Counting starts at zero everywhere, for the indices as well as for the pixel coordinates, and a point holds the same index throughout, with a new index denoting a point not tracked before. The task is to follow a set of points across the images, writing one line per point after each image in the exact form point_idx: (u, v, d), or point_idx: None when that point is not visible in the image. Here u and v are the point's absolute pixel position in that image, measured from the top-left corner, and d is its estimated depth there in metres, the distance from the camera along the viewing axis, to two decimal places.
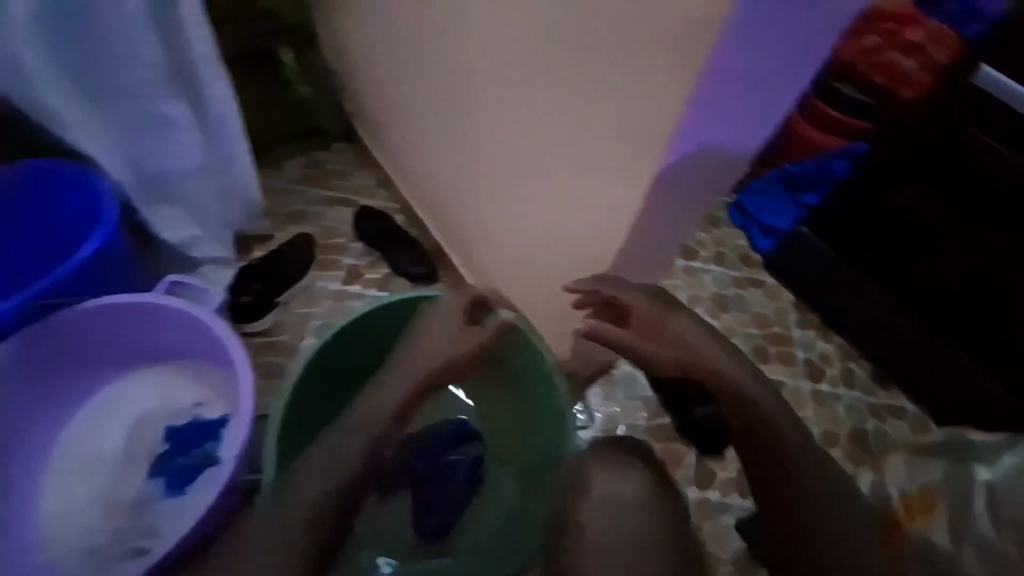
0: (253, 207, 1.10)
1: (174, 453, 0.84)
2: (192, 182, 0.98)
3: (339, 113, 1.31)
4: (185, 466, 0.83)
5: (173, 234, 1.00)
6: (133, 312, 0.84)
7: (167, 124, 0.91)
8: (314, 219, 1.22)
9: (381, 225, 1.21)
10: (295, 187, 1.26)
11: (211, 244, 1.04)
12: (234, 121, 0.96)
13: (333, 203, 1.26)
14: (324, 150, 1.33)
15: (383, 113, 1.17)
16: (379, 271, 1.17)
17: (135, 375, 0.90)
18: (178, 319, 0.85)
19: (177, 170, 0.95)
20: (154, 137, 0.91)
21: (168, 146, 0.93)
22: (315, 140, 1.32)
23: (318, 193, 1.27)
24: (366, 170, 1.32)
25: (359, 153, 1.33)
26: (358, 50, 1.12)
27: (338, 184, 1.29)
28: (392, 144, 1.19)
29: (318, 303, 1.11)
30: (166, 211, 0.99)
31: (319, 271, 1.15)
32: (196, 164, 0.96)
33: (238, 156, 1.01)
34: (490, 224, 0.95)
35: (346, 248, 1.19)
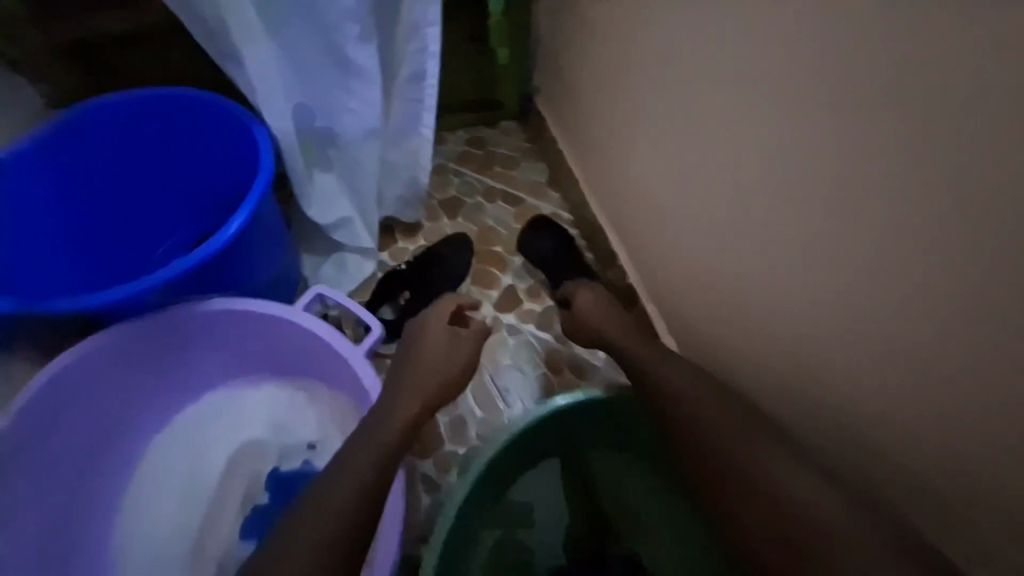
0: (415, 193, 0.87)
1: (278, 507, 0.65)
2: (358, 150, 0.76)
3: (522, 85, 1.03)
4: None
5: (322, 214, 0.78)
6: (266, 320, 0.66)
7: (351, 70, 0.69)
8: (470, 214, 0.96)
9: (553, 239, 0.91)
10: (453, 167, 1.01)
11: (360, 231, 0.83)
12: (432, 79, 0.76)
13: (494, 198, 0.99)
14: (494, 127, 1.06)
15: (591, 94, 0.84)
16: (543, 301, 0.89)
17: (245, 387, 0.73)
18: (318, 340, 0.65)
19: (347, 132, 0.74)
20: (331, 86, 0.70)
21: (345, 99, 0.71)
22: (488, 114, 1.05)
23: (479, 181, 1.00)
24: (539, 162, 1.03)
25: (535, 138, 1.05)
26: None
27: (503, 174, 1.01)
28: (592, 138, 0.87)
29: None
30: (320, 184, 0.78)
31: (472, 285, 0.90)
32: (374, 129, 0.74)
33: (417, 124, 0.80)
34: (753, 301, 0.62)
35: (505, 261, 0.92)
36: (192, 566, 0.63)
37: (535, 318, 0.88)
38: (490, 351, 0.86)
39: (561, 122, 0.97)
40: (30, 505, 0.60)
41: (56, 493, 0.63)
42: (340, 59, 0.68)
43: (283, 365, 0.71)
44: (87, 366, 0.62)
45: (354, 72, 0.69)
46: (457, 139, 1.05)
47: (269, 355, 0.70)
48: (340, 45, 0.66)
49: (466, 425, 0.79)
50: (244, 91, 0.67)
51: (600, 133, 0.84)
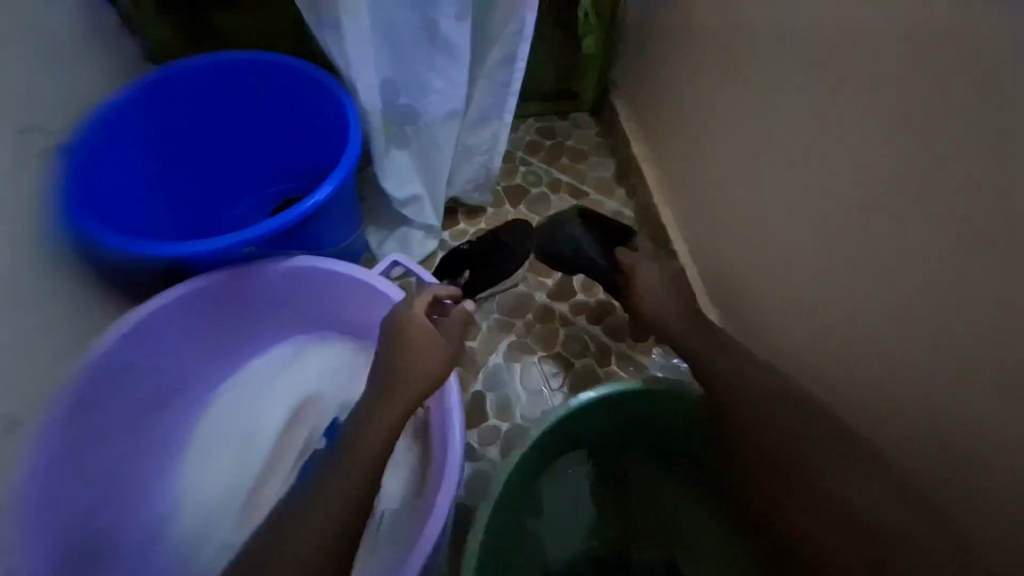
0: (484, 177, 0.87)
1: None
2: (437, 128, 0.76)
3: (602, 77, 1.00)
4: None
5: (395, 188, 0.80)
6: (333, 282, 0.68)
7: (441, 47, 0.70)
8: (535, 204, 0.95)
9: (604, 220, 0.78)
10: (522, 156, 1.00)
11: (427, 208, 0.84)
12: (521, 64, 0.75)
13: (559, 189, 0.97)
14: (567, 119, 1.05)
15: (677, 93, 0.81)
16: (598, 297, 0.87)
17: (305, 345, 0.76)
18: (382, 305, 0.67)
19: (429, 109, 0.74)
20: (420, 62, 0.71)
21: (432, 77, 0.72)
22: (562, 104, 1.04)
23: (546, 170, 0.99)
24: (609, 157, 1.01)
25: (609, 133, 1.02)
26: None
27: (571, 166, 0.99)
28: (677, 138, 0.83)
29: (521, 316, 0.85)
30: (396, 158, 0.79)
31: (531, 272, 0.89)
32: (456, 109, 0.75)
33: (497, 108, 0.79)
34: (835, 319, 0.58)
35: None
36: (245, 511, 0.66)
37: (591, 312, 0.85)
38: (545, 339, 0.83)
39: (637, 117, 0.93)
40: (109, 434, 0.64)
41: (131, 424, 0.66)
42: (435, 35, 0.68)
43: (346, 322, 0.73)
44: (172, 308, 0.65)
45: (446, 49, 0.69)
46: (527, 126, 1.04)
47: (334, 311, 0.72)
48: (436, 21, 0.67)
49: (512, 412, 0.78)
50: (339, 60, 0.68)
51: (680, 132, 0.79)
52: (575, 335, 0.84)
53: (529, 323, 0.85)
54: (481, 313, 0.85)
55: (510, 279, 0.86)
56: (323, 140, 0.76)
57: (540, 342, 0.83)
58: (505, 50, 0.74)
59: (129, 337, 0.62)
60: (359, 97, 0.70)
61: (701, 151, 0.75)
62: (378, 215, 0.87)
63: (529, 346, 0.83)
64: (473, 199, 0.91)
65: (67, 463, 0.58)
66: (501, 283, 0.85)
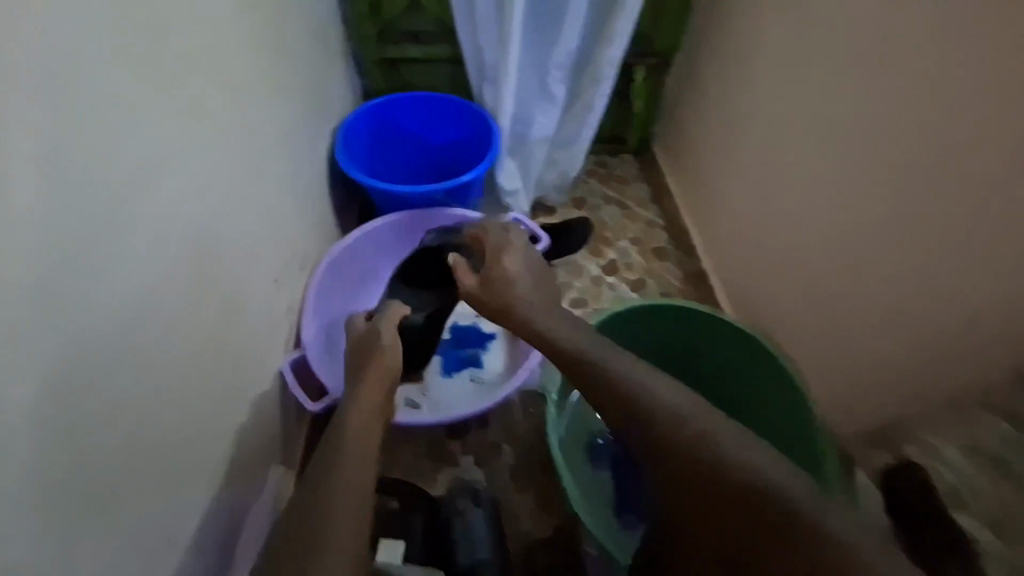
0: (562, 182, 1.29)
1: (455, 344, 1.02)
2: (537, 145, 1.19)
3: (645, 130, 1.44)
4: (462, 355, 1.01)
5: (505, 180, 1.20)
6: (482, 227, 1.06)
7: (550, 98, 1.13)
8: (592, 208, 1.36)
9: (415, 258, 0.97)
10: (583, 177, 1.41)
11: (522, 199, 1.24)
12: (596, 111, 1.17)
13: (609, 201, 1.37)
14: (616, 157, 1.49)
15: (706, 141, 1.20)
16: (635, 274, 1.26)
17: None
18: None
19: (535, 133, 1.17)
20: (536, 105, 1.15)
21: (541, 114, 1.15)
22: (614, 146, 1.45)
23: (598, 188, 1.40)
24: (646, 183, 1.42)
25: (646, 168, 1.45)
26: (716, 77, 1.14)
27: (619, 187, 1.40)
28: (702, 170, 1.22)
29: (581, 279, 1.24)
30: (508, 161, 1.21)
31: (586, 254, 1.29)
32: (547, 135, 1.18)
33: (578, 138, 1.22)
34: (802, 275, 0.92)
35: (611, 243, 1.30)
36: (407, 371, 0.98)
37: (629, 283, 1.24)
38: (597, 295, 1.21)
39: (672, 157, 1.36)
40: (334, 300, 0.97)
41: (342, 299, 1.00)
42: (546, 89, 1.12)
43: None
44: (382, 230, 1.01)
45: (550, 98, 1.13)
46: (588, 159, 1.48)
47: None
48: (549, 81, 1.11)
49: None
50: (488, 98, 1.13)
51: (704, 166, 1.22)
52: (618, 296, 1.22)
53: (584, 285, 1.23)
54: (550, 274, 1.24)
55: (575, 252, 1.25)
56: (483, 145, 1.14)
57: (591, 298, 1.21)
58: (586, 102, 1.16)
59: (360, 239, 0.99)
60: (494, 120, 1.13)
61: (721, 180, 1.16)
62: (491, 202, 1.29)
63: (584, 299, 1.21)
64: (552, 199, 1.32)
65: (318, 308, 0.91)
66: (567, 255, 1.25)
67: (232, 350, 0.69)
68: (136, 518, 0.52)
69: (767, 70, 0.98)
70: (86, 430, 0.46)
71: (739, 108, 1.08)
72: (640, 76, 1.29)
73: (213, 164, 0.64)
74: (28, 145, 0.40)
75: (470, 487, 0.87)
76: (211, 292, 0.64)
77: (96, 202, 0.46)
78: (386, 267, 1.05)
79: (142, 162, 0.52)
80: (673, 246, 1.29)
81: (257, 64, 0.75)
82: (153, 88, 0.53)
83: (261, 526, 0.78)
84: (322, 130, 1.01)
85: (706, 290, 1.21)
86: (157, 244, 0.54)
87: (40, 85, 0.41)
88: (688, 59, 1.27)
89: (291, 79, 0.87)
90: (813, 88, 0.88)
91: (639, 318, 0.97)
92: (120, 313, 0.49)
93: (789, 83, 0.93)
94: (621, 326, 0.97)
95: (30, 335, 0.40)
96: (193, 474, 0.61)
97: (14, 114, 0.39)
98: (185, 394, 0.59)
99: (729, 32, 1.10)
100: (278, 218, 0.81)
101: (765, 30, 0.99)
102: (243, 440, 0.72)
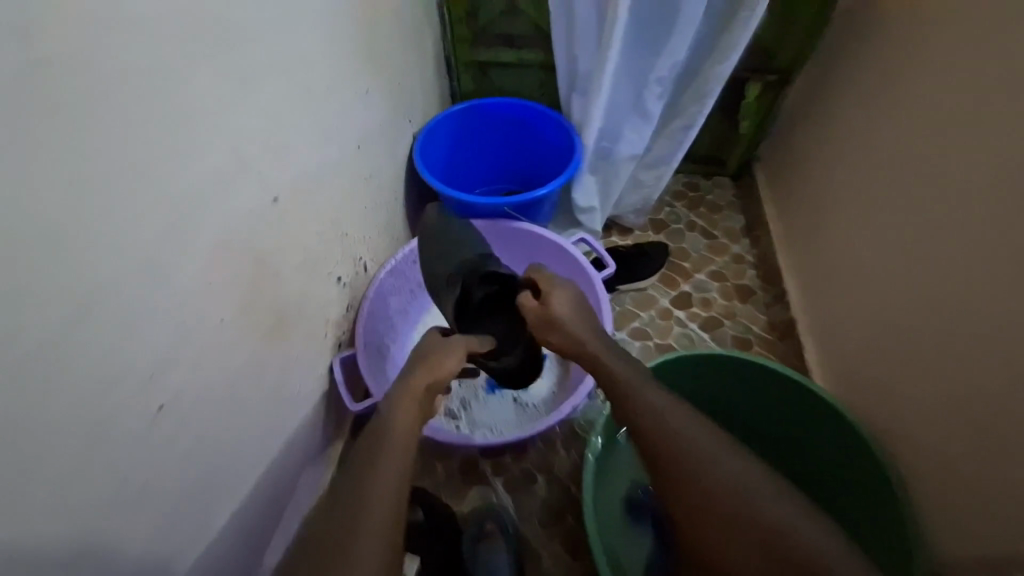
0: (644, 204, 1.21)
1: None
2: (622, 163, 1.12)
3: (748, 153, 1.30)
4: None
5: (582, 196, 1.16)
6: (548, 245, 1.02)
7: (643, 114, 1.05)
8: (673, 234, 1.27)
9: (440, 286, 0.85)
10: (668, 201, 1.33)
11: (598, 217, 1.18)
12: (694, 132, 1.07)
13: (694, 229, 1.28)
14: (710, 179, 1.37)
15: (819, 176, 1.05)
16: (710, 312, 1.15)
17: None
18: (575, 266, 1.00)
19: (621, 150, 1.10)
20: (627, 120, 1.07)
21: (631, 130, 1.08)
22: (709, 168, 1.35)
23: (684, 212, 1.31)
24: (740, 214, 1.30)
25: (744, 195, 1.32)
26: (844, 104, 0.98)
27: (708, 215, 1.31)
28: (808, 207, 1.08)
29: (649, 308, 1.16)
30: (589, 177, 1.15)
31: (658, 283, 1.19)
32: (637, 154, 1.11)
33: (668, 159, 1.12)
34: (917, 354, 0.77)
35: (688, 274, 1.21)
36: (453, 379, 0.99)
37: (702, 321, 1.14)
38: (663, 329, 1.13)
39: (775, 187, 1.22)
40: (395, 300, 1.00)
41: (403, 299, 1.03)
42: (641, 104, 1.04)
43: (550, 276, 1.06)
44: None
45: (645, 114, 1.05)
46: (677, 178, 1.38)
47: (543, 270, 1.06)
48: (645, 97, 1.03)
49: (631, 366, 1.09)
50: (575, 110, 1.08)
51: (814, 203, 1.07)
52: (687, 333, 1.13)
53: (651, 316, 1.15)
54: (615, 300, 1.17)
55: (647, 279, 1.18)
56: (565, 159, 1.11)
57: (657, 332, 1.13)
58: (685, 121, 1.06)
59: None
60: (580, 134, 1.07)
61: (832, 223, 1.00)
62: (564, 216, 1.24)
63: (648, 332, 1.13)
64: (630, 220, 1.25)
65: (377, 307, 0.94)
66: (637, 283, 1.17)
67: (287, 345, 0.73)
68: (178, 499, 0.56)
69: (912, 101, 0.81)
70: (140, 417, 0.50)
71: (867, 142, 0.91)
72: (753, 92, 1.14)
73: (287, 170, 0.66)
74: (117, 155, 0.43)
75: (494, 511, 0.84)
76: (272, 291, 0.68)
77: (172, 207, 0.49)
78: None
79: (219, 168, 0.55)
80: (760, 287, 1.19)
81: (342, 70, 0.77)
82: (239, 98, 0.56)
83: (296, 512, 0.82)
84: (403, 133, 1.03)
85: (795, 344, 1.06)
86: (221, 246, 0.57)
87: (134, 98, 0.44)
88: (810, 78, 1.10)
89: (377, 84, 0.89)
90: (970, 129, 0.71)
91: (706, 366, 0.89)
92: (182, 311, 0.53)
93: (940, 120, 0.76)
94: (686, 371, 0.90)
95: (100, 330, 0.44)
96: (235, 462, 0.65)
97: (107, 127, 0.42)
98: (241, 384, 0.64)
99: (866, 51, 0.93)
100: (346, 221, 0.84)
101: (915, 53, 0.82)
102: (288, 431, 0.76)
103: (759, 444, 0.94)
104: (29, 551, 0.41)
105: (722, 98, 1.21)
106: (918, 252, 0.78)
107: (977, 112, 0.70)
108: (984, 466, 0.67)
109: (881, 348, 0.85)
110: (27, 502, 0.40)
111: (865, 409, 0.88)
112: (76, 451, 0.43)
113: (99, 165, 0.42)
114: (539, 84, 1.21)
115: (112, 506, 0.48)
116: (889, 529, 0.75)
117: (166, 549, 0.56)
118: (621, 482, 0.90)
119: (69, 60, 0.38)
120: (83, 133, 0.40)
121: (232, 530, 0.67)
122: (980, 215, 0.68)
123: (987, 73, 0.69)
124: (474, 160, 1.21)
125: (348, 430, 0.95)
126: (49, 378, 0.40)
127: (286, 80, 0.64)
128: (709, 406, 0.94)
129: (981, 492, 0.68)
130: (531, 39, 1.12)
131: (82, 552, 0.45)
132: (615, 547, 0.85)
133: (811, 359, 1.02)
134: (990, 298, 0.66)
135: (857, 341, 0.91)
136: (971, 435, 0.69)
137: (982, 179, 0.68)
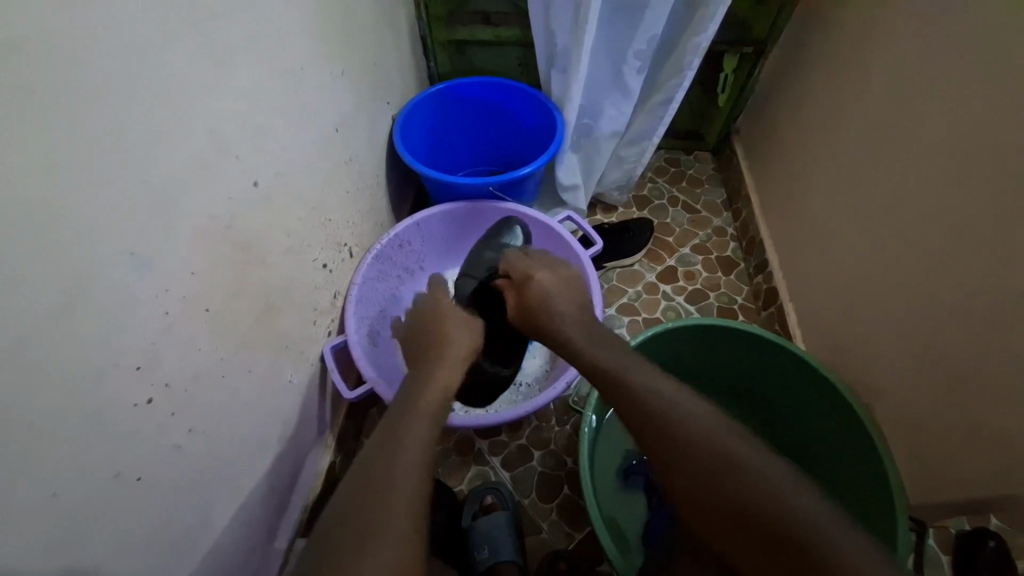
0: (626, 180, 1.23)
1: None
2: (604, 139, 1.12)
3: (726, 126, 1.32)
4: None
5: (566, 176, 1.16)
6: (535, 225, 1.02)
7: (624, 90, 1.05)
8: (656, 210, 1.29)
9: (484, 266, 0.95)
10: (650, 177, 1.35)
11: (582, 196, 1.19)
12: (674, 106, 1.07)
13: (677, 204, 1.30)
14: (690, 154, 1.40)
15: (795, 145, 1.07)
16: (694, 285, 1.18)
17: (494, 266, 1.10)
18: (563, 244, 1.00)
19: (603, 127, 1.10)
20: (607, 96, 1.07)
21: (612, 106, 1.08)
22: (689, 143, 1.38)
23: (666, 187, 1.33)
24: (720, 187, 1.34)
25: (723, 169, 1.35)
26: (817, 72, 1.00)
27: (689, 189, 1.33)
28: (784, 177, 1.11)
29: (636, 283, 1.18)
30: (571, 157, 1.15)
31: (643, 259, 1.21)
32: (618, 130, 1.11)
33: (650, 134, 1.13)
34: (892, 311, 0.81)
35: (672, 248, 1.23)
36: None
37: (687, 294, 1.17)
38: (652, 303, 1.15)
39: (752, 158, 1.24)
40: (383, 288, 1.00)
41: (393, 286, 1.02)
42: (621, 80, 1.04)
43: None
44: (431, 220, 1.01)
45: (625, 90, 1.05)
46: (658, 154, 1.39)
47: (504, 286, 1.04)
48: (625, 72, 1.02)
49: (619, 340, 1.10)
50: (556, 89, 1.07)
51: (790, 174, 1.09)
52: (673, 305, 1.15)
53: (638, 292, 1.17)
54: (602, 277, 1.18)
55: (633, 255, 1.20)
56: (548, 137, 1.11)
57: (644, 306, 1.15)
58: (664, 96, 1.07)
59: (410, 229, 1.00)
60: (561, 111, 1.07)
61: (809, 191, 1.02)
62: (549, 196, 1.25)
63: (635, 307, 1.15)
64: (613, 198, 1.26)
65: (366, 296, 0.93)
66: (623, 260, 1.18)
67: (275, 334, 0.72)
68: (174, 491, 0.55)
69: (881, 66, 0.83)
70: (129, 409, 0.48)
71: (840, 111, 0.93)
72: (730, 65, 1.16)
73: (265, 153, 0.65)
74: (86, 142, 0.41)
75: (492, 484, 0.85)
76: (258, 278, 0.67)
77: (150, 191, 0.48)
78: (431, 255, 1.06)
79: (196, 152, 0.53)
80: (743, 259, 1.22)
81: (316, 49, 0.75)
82: (211, 79, 0.54)
83: (295, 502, 0.82)
84: (381, 116, 1.01)
85: (776, 311, 1.10)
86: (206, 232, 0.56)
87: (101, 74, 0.42)
88: (784, 49, 1.11)
89: (352, 64, 0.87)
90: (937, 91, 0.72)
91: (690, 336, 0.92)
92: (166, 299, 0.51)
93: (908, 86, 0.77)
94: (673, 341, 0.92)
95: (80, 321, 0.42)
96: (232, 448, 0.64)
97: (77, 107, 0.40)
98: (230, 376, 0.63)
99: (837, 19, 0.94)
100: (328, 207, 0.82)
101: (883, 17, 0.83)
102: (282, 419, 0.75)
103: (744, 408, 0.98)
104: (23, 551, 0.40)
105: (699, 72, 1.21)
106: (890, 215, 0.81)
107: (942, 75, 0.72)
108: (957, 415, 0.70)
109: (855, 310, 0.89)
110: (18, 499, 0.39)
111: (844, 369, 0.92)
112: (66, 447, 0.42)
113: (74, 144, 0.40)
114: (517, 62, 1.20)
115: (106, 500, 0.47)
116: (869, 480, 0.79)
117: (166, 545, 0.55)
118: (613, 449, 0.93)
119: (36, 35, 0.36)
120: (56, 112, 0.38)
121: (230, 523, 0.66)
122: (948, 174, 0.71)
123: (951, 35, 0.70)
124: (455, 142, 1.20)
125: (343, 417, 0.95)
126: (31, 371, 0.38)
127: (260, 60, 0.62)
128: (695, 373, 0.98)
129: (954, 439, 0.72)
130: (507, 15, 1.10)
131: (75, 550, 0.44)
132: (613, 514, 0.88)
133: (791, 323, 1.06)
134: (959, 254, 0.69)
135: (835, 305, 0.94)
136: (943, 385, 0.72)
137: (948, 139, 0.70)
